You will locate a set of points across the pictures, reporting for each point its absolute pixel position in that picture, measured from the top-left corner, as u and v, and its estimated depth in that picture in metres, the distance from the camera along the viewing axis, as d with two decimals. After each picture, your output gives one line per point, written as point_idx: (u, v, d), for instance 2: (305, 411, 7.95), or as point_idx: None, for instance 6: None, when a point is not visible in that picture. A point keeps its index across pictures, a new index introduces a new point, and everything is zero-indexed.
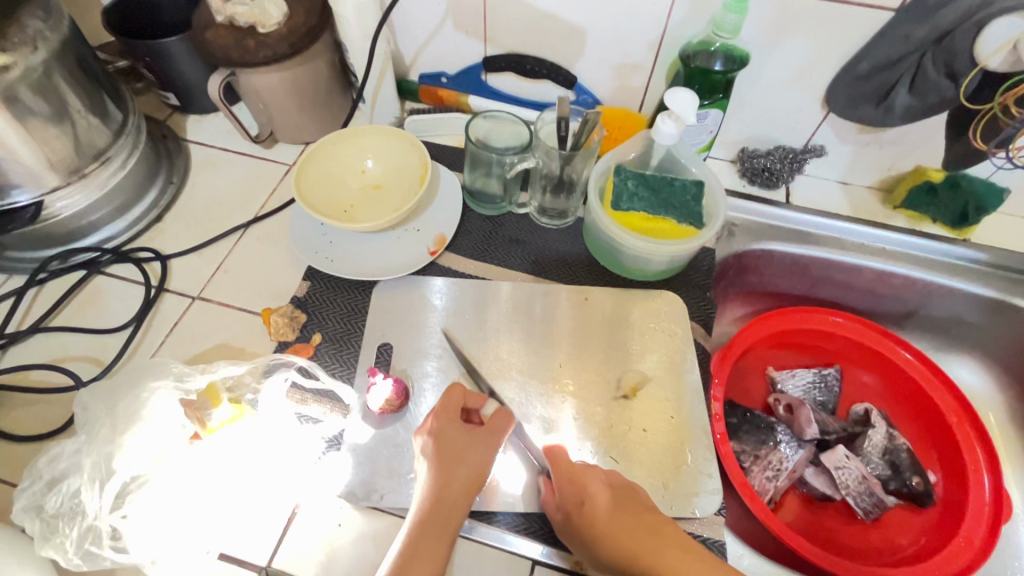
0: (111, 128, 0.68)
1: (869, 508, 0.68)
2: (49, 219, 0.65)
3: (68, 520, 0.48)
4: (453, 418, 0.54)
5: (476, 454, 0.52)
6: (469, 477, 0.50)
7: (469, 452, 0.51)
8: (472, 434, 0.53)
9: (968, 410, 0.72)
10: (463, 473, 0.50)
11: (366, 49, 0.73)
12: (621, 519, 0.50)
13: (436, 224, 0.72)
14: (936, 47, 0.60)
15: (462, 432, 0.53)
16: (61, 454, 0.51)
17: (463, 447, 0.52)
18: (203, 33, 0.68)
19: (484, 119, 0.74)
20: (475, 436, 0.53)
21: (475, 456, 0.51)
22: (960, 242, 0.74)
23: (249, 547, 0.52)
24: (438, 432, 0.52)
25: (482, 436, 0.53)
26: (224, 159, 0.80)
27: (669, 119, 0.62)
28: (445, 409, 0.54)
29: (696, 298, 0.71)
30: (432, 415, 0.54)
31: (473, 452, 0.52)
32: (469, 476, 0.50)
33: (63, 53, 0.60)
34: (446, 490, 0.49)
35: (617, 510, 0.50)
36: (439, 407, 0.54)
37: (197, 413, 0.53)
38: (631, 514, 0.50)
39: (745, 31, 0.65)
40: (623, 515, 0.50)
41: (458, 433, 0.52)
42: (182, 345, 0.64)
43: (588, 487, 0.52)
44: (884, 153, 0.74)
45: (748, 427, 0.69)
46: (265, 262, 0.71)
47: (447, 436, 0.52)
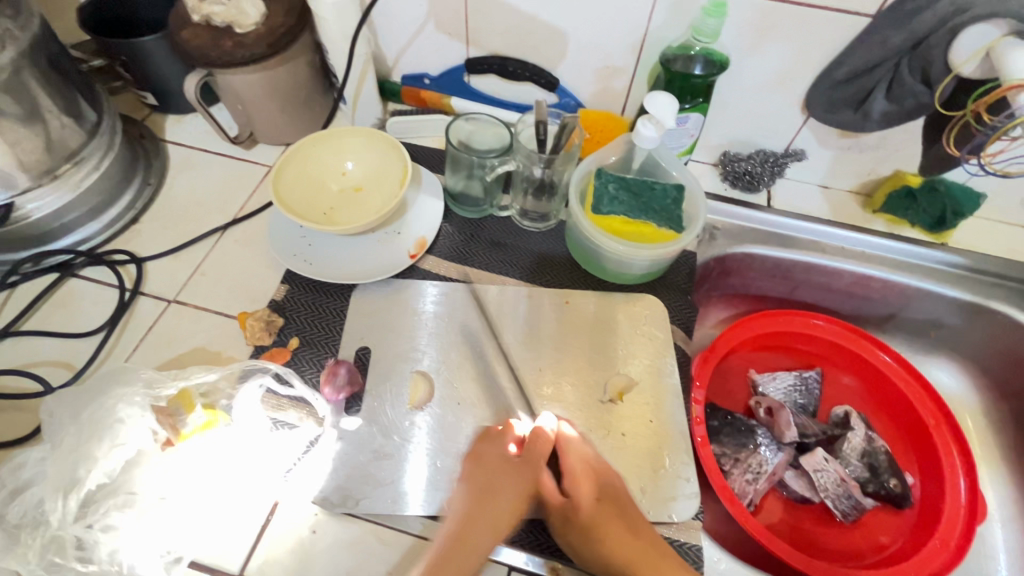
0: (85, 129, 0.66)
1: (847, 510, 0.69)
2: (20, 221, 0.63)
3: (30, 531, 0.47)
4: (498, 449, 0.57)
5: (511, 488, 0.55)
6: (501, 511, 0.53)
7: (502, 483, 0.54)
8: (514, 466, 0.56)
9: (945, 412, 0.72)
10: (498, 507, 0.53)
11: (346, 49, 0.72)
12: (609, 509, 0.54)
13: (418, 226, 0.72)
14: (912, 54, 0.60)
15: (505, 466, 0.56)
16: (24, 463, 0.50)
17: (503, 480, 0.54)
18: (180, 33, 0.67)
19: (466, 122, 0.74)
20: (514, 470, 0.56)
21: (512, 491, 0.54)
22: (937, 246, 0.75)
23: (220, 555, 0.51)
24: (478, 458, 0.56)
25: (524, 469, 0.56)
26: (203, 159, 0.79)
27: (649, 122, 0.61)
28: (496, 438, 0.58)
29: (677, 302, 0.71)
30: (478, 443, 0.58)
31: (507, 483, 0.55)
32: (501, 511, 0.53)
33: (34, 52, 0.58)
34: (472, 525, 0.51)
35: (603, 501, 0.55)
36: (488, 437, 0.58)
37: (170, 419, 0.52)
38: (614, 509, 0.54)
39: (726, 35, 0.65)
40: (609, 508, 0.54)
41: (501, 467, 0.55)
42: (156, 348, 0.63)
43: (582, 473, 0.57)
44: (864, 157, 0.74)
45: (729, 429, 0.70)
46: (243, 264, 0.70)
47: (488, 470, 0.55)
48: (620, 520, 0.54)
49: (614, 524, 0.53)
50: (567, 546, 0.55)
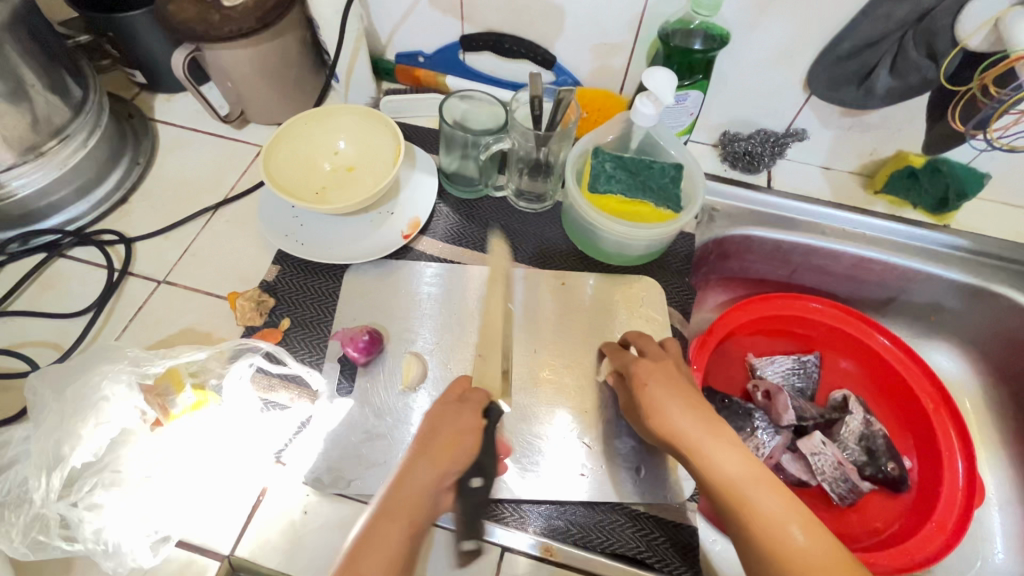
0: (71, 105, 0.65)
1: (845, 493, 0.68)
2: (5, 199, 0.62)
3: (15, 509, 0.47)
4: (449, 402, 0.49)
5: (447, 433, 0.46)
6: (436, 454, 0.44)
7: (438, 427, 0.46)
8: (455, 412, 0.48)
9: (944, 395, 0.72)
10: (430, 453, 0.44)
11: (338, 25, 0.70)
12: (670, 390, 0.49)
13: (411, 207, 0.70)
14: (917, 27, 0.59)
15: (446, 411, 0.48)
16: (11, 442, 0.49)
17: (440, 426, 0.46)
18: (165, 6, 0.65)
19: (461, 100, 0.72)
20: (454, 415, 0.47)
21: (447, 434, 0.46)
22: (939, 228, 0.74)
23: (211, 534, 0.51)
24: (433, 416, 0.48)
25: (462, 413, 0.47)
26: (194, 139, 0.77)
27: (647, 99, 0.60)
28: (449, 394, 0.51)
29: (674, 283, 0.70)
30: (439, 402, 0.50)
31: (442, 427, 0.46)
32: (432, 456, 0.44)
33: (15, 23, 0.56)
34: (407, 474, 0.43)
35: (668, 384, 0.49)
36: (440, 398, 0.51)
37: (158, 399, 0.52)
38: (672, 382, 0.50)
39: (726, 9, 0.64)
40: (672, 388, 0.49)
41: (443, 413, 0.48)
42: (146, 329, 0.62)
43: (647, 363, 0.52)
44: (866, 137, 0.73)
45: (726, 412, 0.69)
46: (234, 245, 0.69)
47: (430, 419, 0.48)
48: (684, 401, 0.48)
49: (670, 402, 0.48)
50: (562, 527, 0.54)
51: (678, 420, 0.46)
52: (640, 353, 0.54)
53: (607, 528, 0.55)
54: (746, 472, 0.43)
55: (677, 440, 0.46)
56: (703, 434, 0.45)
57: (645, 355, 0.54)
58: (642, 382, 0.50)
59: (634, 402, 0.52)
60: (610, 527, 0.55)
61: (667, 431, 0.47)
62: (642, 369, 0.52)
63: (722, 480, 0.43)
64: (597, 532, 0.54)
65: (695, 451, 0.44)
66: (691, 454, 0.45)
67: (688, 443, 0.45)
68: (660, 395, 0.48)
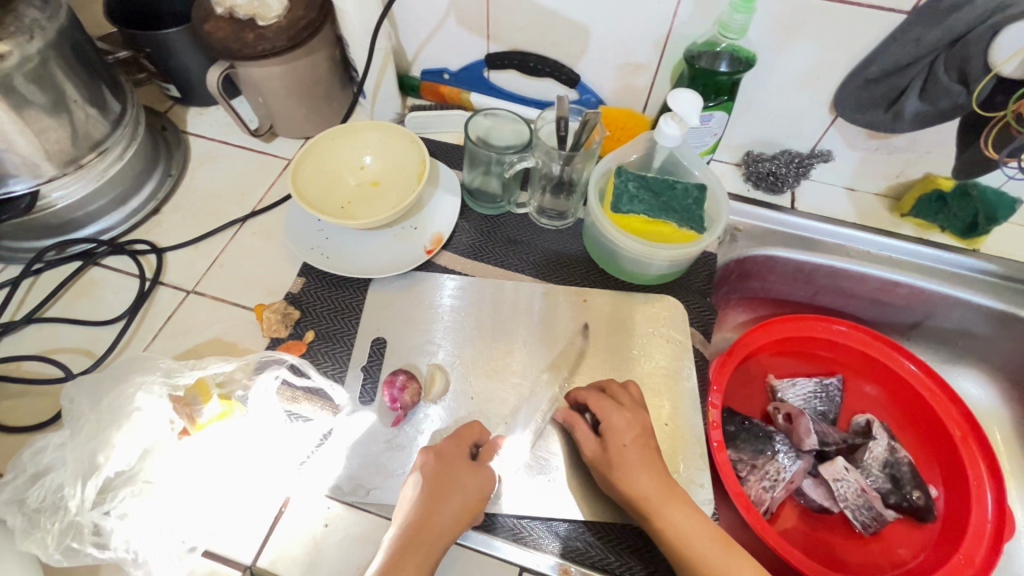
0: (110, 120, 0.67)
1: (867, 522, 0.67)
2: (44, 210, 0.64)
3: (50, 515, 0.48)
4: (460, 448, 0.54)
5: (471, 487, 0.51)
6: (461, 508, 0.49)
7: (465, 482, 0.51)
8: (473, 466, 0.53)
9: (974, 424, 0.69)
10: (454, 502, 0.49)
11: (367, 43, 0.72)
12: (641, 456, 0.53)
13: (434, 223, 0.71)
14: (949, 51, 0.58)
15: (465, 464, 0.52)
16: (46, 448, 0.50)
17: (460, 477, 0.51)
18: (203, 25, 0.67)
19: (485, 117, 0.73)
20: (474, 472, 0.52)
21: (471, 491, 0.51)
22: (969, 252, 0.73)
23: (235, 545, 0.52)
24: (444, 455, 0.53)
25: (482, 470, 0.52)
26: (224, 153, 0.79)
27: (671, 120, 0.60)
28: (456, 437, 0.55)
29: (695, 303, 0.70)
30: (442, 439, 0.54)
31: (470, 480, 0.51)
32: (460, 506, 0.49)
33: (62, 42, 0.59)
34: (434, 516, 0.48)
35: (639, 447, 0.53)
36: (454, 436, 0.55)
37: (187, 408, 0.54)
38: (643, 443, 0.54)
39: (753, 32, 0.64)
40: (643, 453, 0.53)
41: (462, 464, 0.52)
42: (175, 338, 0.64)
43: (625, 420, 0.54)
44: (893, 160, 0.72)
45: (746, 435, 0.68)
46: (261, 257, 0.70)
47: (449, 469, 0.52)
48: (651, 464, 0.52)
49: (639, 466, 0.52)
50: (579, 547, 0.54)
51: (643, 481, 0.51)
52: (617, 409, 0.55)
53: (625, 551, 0.54)
54: (701, 536, 0.49)
55: (641, 501, 0.50)
56: (662, 498, 0.50)
57: (620, 410, 0.55)
58: (618, 444, 0.53)
59: (597, 457, 0.54)
60: (627, 549, 0.54)
61: (633, 492, 0.51)
62: (615, 428, 0.54)
63: (681, 541, 0.49)
64: (614, 554, 0.54)
65: (654, 511, 0.50)
66: (651, 513, 0.50)
67: (652, 506, 0.50)
68: (635, 463, 0.52)
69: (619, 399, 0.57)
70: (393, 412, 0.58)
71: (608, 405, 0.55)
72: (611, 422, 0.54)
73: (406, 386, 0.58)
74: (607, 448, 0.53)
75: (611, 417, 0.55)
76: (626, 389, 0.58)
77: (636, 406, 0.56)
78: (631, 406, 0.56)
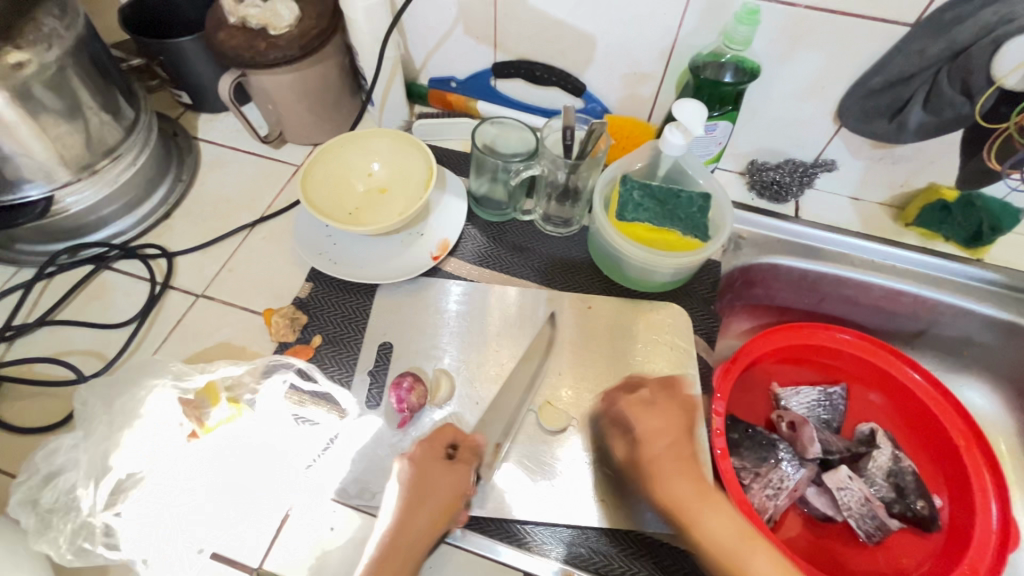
0: (123, 126, 0.68)
1: (871, 531, 0.66)
2: (59, 214, 0.65)
3: (62, 515, 0.49)
4: (435, 451, 0.56)
5: (445, 489, 0.53)
6: (436, 510, 0.52)
7: (438, 485, 0.53)
8: (445, 467, 0.55)
9: (978, 434, 0.69)
10: (428, 506, 0.52)
11: (376, 52, 0.73)
12: (676, 457, 0.55)
13: (441, 229, 0.72)
14: (952, 63, 0.58)
15: (439, 466, 0.54)
16: (58, 449, 0.51)
17: (434, 480, 0.53)
18: (216, 34, 0.69)
19: (491, 125, 0.74)
20: (449, 472, 0.54)
21: (446, 492, 0.53)
22: (974, 262, 0.73)
23: (242, 549, 0.52)
24: (419, 460, 0.55)
25: (456, 470, 0.54)
26: (234, 159, 0.80)
27: (676, 130, 0.61)
28: (430, 442, 0.56)
29: (700, 311, 0.70)
30: (417, 443, 0.56)
31: (443, 483, 0.53)
32: (433, 509, 0.52)
33: (79, 50, 0.60)
34: (411, 522, 0.51)
35: (671, 454, 0.56)
36: (426, 439, 0.57)
37: (196, 412, 0.54)
38: (676, 449, 0.56)
39: (757, 42, 0.65)
40: (676, 460, 0.55)
41: (436, 468, 0.54)
42: (184, 341, 0.65)
43: (654, 428, 0.57)
44: (897, 169, 0.72)
45: (750, 443, 0.68)
46: (269, 262, 0.71)
47: (424, 472, 0.54)
48: (685, 469, 0.54)
49: (672, 473, 0.54)
50: (583, 553, 0.54)
51: (678, 487, 0.53)
52: (648, 413, 0.59)
53: (627, 557, 0.55)
54: (732, 535, 0.50)
55: (675, 509, 0.52)
56: (699, 503, 0.51)
57: (654, 417, 0.58)
58: (651, 454, 0.56)
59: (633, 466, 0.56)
60: (630, 555, 0.55)
61: (667, 500, 0.53)
62: (649, 433, 0.57)
63: (713, 542, 0.50)
64: (617, 561, 0.54)
65: (688, 516, 0.51)
66: (686, 521, 0.51)
67: (688, 511, 0.51)
68: (670, 469, 0.54)
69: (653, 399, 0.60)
70: (400, 414, 0.59)
71: (641, 412, 0.59)
72: (644, 429, 0.57)
73: (413, 389, 0.59)
74: (639, 456, 0.56)
75: (644, 422, 0.58)
76: (659, 390, 0.61)
77: (668, 410, 0.59)
78: (663, 407, 0.60)
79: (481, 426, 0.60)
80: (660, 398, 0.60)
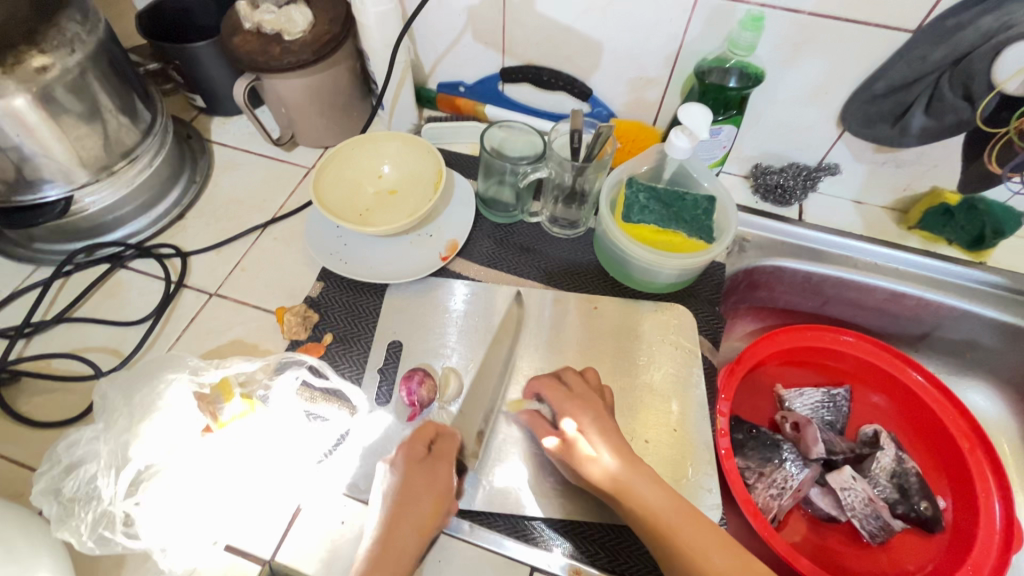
0: (140, 128, 0.70)
1: (875, 531, 0.67)
2: (78, 213, 0.67)
3: (83, 504, 0.50)
4: (412, 452, 0.54)
5: (425, 489, 0.51)
6: (422, 515, 0.50)
7: (418, 487, 0.51)
8: (422, 468, 0.53)
9: (981, 436, 0.70)
10: (410, 510, 0.50)
11: (387, 57, 0.74)
12: (601, 434, 0.53)
13: (449, 231, 0.73)
14: (954, 69, 0.60)
15: (420, 467, 0.53)
16: (79, 441, 0.52)
17: (414, 483, 0.52)
18: (231, 39, 0.70)
19: (500, 129, 0.75)
20: (430, 472, 0.53)
21: (428, 493, 0.51)
22: (976, 265, 0.73)
23: (255, 539, 0.54)
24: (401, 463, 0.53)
25: (434, 470, 0.53)
26: (247, 161, 0.82)
27: (682, 133, 0.61)
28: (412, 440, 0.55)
29: (705, 312, 0.71)
30: (399, 445, 0.55)
31: (425, 485, 0.52)
32: (416, 514, 0.50)
33: (99, 55, 0.62)
34: (394, 528, 0.49)
35: (598, 430, 0.53)
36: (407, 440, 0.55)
37: (210, 406, 0.55)
38: (601, 424, 0.54)
39: (761, 48, 0.66)
40: (601, 432, 0.53)
41: (417, 470, 0.53)
42: (198, 339, 0.66)
43: (575, 407, 0.56)
44: (900, 173, 0.73)
45: (753, 443, 0.69)
46: (281, 262, 0.73)
47: (405, 475, 0.52)
48: (613, 444, 0.53)
49: (599, 445, 0.52)
50: (589, 549, 0.55)
51: (605, 459, 0.52)
52: (567, 397, 0.57)
53: (634, 554, 0.55)
54: (676, 510, 0.49)
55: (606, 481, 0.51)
56: (628, 474, 0.51)
57: (572, 399, 0.56)
58: (574, 430, 0.54)
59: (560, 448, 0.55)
60: (638, 552, 0.55)
61: (598, 474, 0.51)
62: (570, 414, 0.55)
63: (658, 516, 0.49)
64: (623, 557, 0.55)
65: (620, 488, 0.50)
66: (618, 491, 0.50)
67: (616, 483, 0.50)
68: (592, 443, 0.53)
69: (569, 385, 0.58)
70: (409, 408, 0.60)
71: (561, 394, 0.57)
72: (566, 411, 0.56)
73: (423, 382, 0.61)
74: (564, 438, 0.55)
75: (564, 406, 0.56)
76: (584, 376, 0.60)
77: (587, 391, 0.57)
78: (582, 391, 0.58)
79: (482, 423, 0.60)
80: (578, 384, 0.58)
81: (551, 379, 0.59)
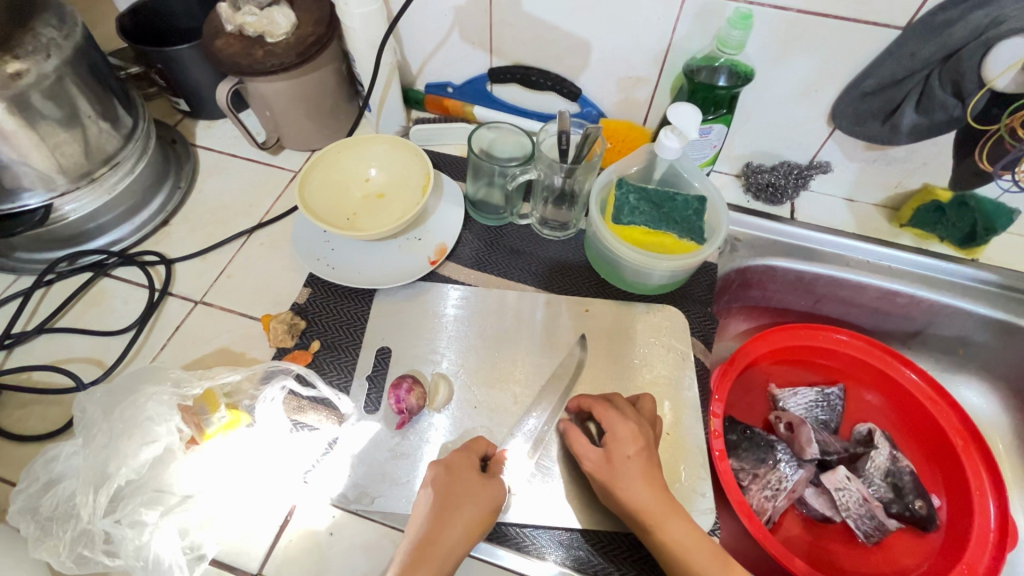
0: (121, 133, 0.68)
1: (870, 531, 0.67)
2: (57, 221, 0.66)
3: (62, 523, 0.49)
4: (469, 459, 0.54)
5: (481, 499, 0.51)
6: (472, 520, 0.49)
7: (478, 494, 0.51)
8: (483, 478, 0.52)
9: (975, 434, 0.70)
10: (464, 513, 0.49)
11: (372, 58, 0.73)
12: (644, 468, 0.52)
13: (438, 234, 0.72)
14: (943, 66, 0.59)
15: (474, 476, 0.52)
16: (58, 457, 0.52)
17: (471, 489, 0.51)
18: (213, 41, 0.69)
19: (488, 130, 0.75)
20: (486, 483, 0.52)
21: (480, 503, 0.50)
22: (968, 262, 0.73)
23: (241, 553, 0.52)
24: (453, 465, 0.53)
25: (493, 485, 0.52)
26: (233, 164, 0.81)
27: (671, 133, 0.61)
28: (467, 450, 0.55)
29: (696, 313, 0.70)
30: (454, 450, 0.55)
31: (478, 492, 0.51)
32: (469, 519, 0.49)
33: (77, 59, 0.60)
34: (446, 527, 0.48)
35: (642, 460, 0.52)
36: (463, 448, 0.55)
37: (195, 417, 0.54)
38: (646, 458, 0.52)
39: (751, 46, 0.65)
40: (645, 465, 0.52)
41: (471, 476, 0.52)
42: (184, 347, 0.65)
43: (627, 431, 0.53)
44: (891, 170, 0.73)
45: (748, 444, 0.68)
46: (268, 268, 0.71)
47: (459, 479, 0.52)
48: (652, 477, 0.52)
49: (639, 478, 0.51)
50: (580, 556, 0.54)
51: (644, 494, 0.51)
52: (620, 418, 0.54)
53: (626, 560, 0.54)
54: (701, 548, 0.49)
55: (642, 514, 0.50)
56: (664, 511, 0.50)
57: (625, 420, 0.54)
58: (621, 455, 0.52)
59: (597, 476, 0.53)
60: (629, 558, 0.54)
61: (634, 506, 0.50)
62: (618, 438, 0.53)
63: (684, 554, 0.49)
64: (616, 563, 0.54)
65: (656, 523, 0.50)
66: (652, 526, 0.50)
67: (653, 519, 0.50)
68: (632, 474, 0.51)
69: (621, 408, 0.56)
70: (398, 416, 0.59)
71: (612, 414, 0.55)
72: (614, 432, 0.53)
73: (412, 390, 0.59)
74: (608, 459, 0.53)
75: (615, 427, 0.54)
76: (636, 406, 0.58)
77: (639, 417, 0.56)
78: (634, 415, 0.56)
79: (472, 429, 0.60)
80: (623, 405, 0.57)
81: (601, 400, 0.57)
